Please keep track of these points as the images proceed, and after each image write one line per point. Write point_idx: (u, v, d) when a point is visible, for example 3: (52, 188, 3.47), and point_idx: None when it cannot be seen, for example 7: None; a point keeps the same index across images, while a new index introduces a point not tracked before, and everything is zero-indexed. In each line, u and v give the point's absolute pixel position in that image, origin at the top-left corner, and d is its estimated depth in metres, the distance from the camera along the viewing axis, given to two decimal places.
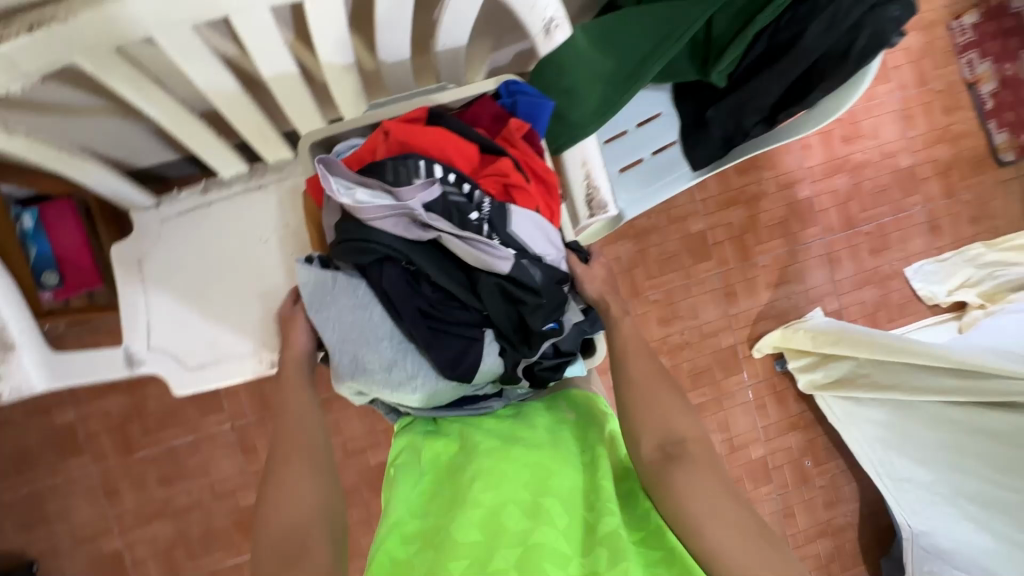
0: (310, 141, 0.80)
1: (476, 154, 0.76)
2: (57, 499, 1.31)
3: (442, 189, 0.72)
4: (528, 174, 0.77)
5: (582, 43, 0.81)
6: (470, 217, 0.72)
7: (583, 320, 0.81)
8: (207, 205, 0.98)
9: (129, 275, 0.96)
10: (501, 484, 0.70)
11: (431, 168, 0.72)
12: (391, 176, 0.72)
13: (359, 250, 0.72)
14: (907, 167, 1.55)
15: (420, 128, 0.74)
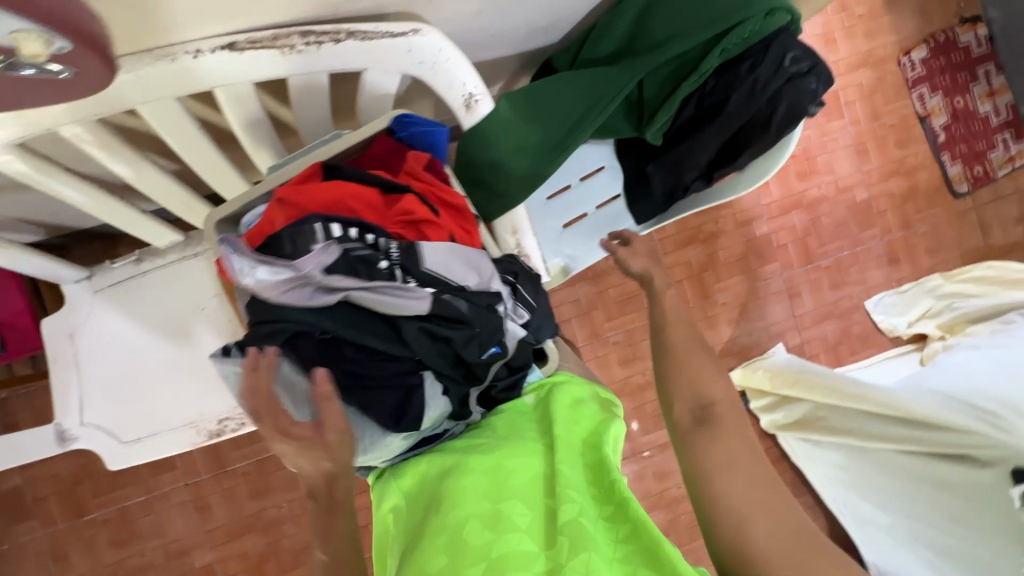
0: (216, 220, 0.71)
1: (381, 198, 0.70)
2: (2, 567, 1.27)
3: (344, 246, 0.65)
4: (436, 207, 0.72)
5: (506, 113, 0.80)
6: (380, 266, 0.67)
7: (523, 334, 0.78)
8: (142, 275, 0.96)
9: (61, 349, 0.93)
10: (465, 493, 0.69)
11: (330, 227, 0.66)
12: (288, 247, 0.65)
13: (267, 333, 0.65)
14: (863, 201, 1.56)
15: (314, 188, 0.67)
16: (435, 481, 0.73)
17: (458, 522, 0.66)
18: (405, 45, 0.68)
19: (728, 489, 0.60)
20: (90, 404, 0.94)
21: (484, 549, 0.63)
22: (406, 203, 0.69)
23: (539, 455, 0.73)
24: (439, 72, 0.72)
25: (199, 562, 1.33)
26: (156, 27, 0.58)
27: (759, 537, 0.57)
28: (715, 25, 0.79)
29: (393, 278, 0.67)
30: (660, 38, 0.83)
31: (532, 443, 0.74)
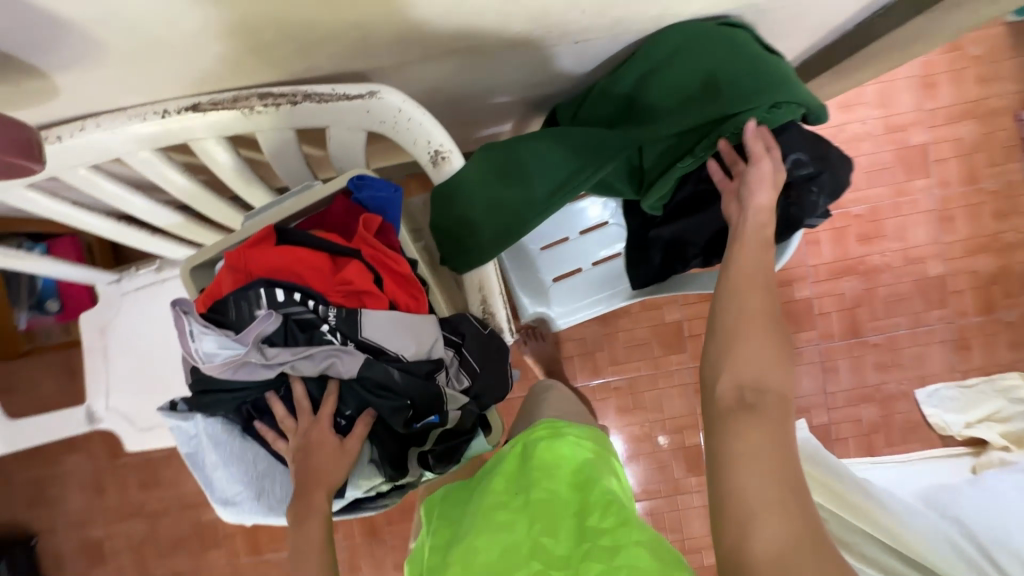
0: (189, 270, 0.71)
1: (328, 264, 0.65)
2: (56, 486, 1.51)
3: (283, 314, 0.61)
4: (383, 269, 0.66)
5: (482, 170, 0.76)
6: (322, 331, 0.62)
7: (470, 402, 0.68)
8: (161, 283, 1.04)
9: (95, 342, 1.06)
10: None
11: (270, 292, 0.61)
12: (232, 314, 0.61)
13: (205, 405, 0.61)
14: (936, 276, 1.35)
15: (261, 252, 0.63)
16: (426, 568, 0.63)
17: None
18: (364, 107, 0.67)
19: (740, 477, 0.47)
20: (113, 391, 1.06)
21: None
22: (349, 273, 0.64)
23: (517, 511, 0.60)
24: (402, 131, 0.70)
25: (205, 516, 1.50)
26: (123, 92, 0.61)
27: (764, 540, 0.43)
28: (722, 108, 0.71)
29: (334, 342, 0.62)
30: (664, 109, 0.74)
31: (511, 497, 0.62)
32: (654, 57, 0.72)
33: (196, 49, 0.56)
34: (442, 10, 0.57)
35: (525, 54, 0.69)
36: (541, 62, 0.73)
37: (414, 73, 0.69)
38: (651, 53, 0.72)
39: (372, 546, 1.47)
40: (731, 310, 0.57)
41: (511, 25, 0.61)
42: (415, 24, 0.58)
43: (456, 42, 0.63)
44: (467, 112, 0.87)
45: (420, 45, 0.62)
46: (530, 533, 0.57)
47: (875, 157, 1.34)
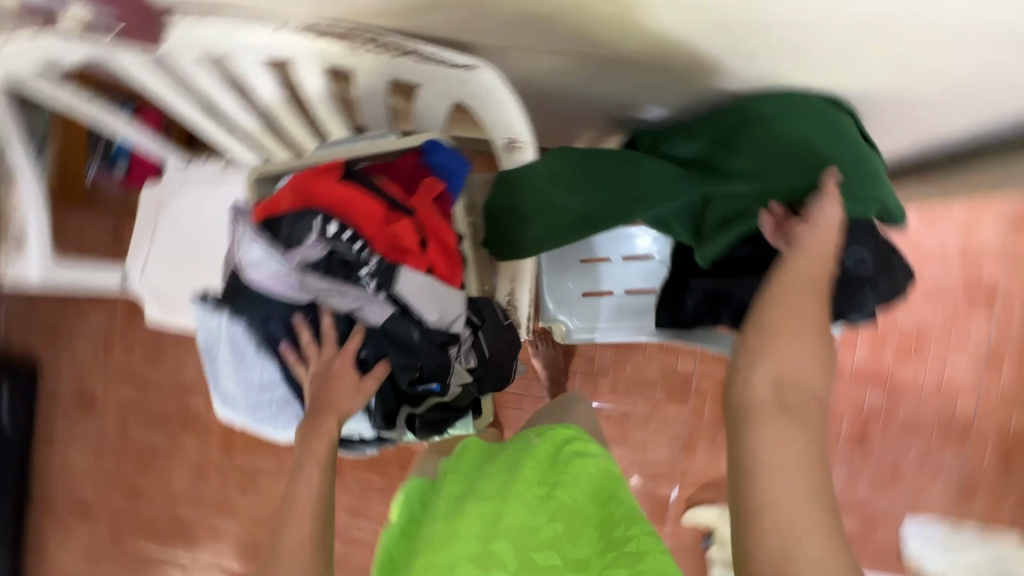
0: (253, 178, 0.74)
1: (381, 213, 0.66)
2: (73, 331, 1.61)
3: (331, 246, 0.63)
4: (432, 232, 0.68)
5: (554, 167, 0.77)
6: (359, 273, 0.64)
7: (472, 381, 0.71)
8: (221, 181, 1.08)
9: (148, 216, 1.12)
10: (453, 538, 0.55)
11: (326, 225, 0.63)
12: (283, 234, 0.63)
13: (233, 307, 0.64)
14: (963, 415, 1.31)
15: (327, 185, 0.66)
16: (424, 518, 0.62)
17: (444, 566, 0.53)
18: (460, 78, 0.69)
19: (784, 493, 0.46)
20: (150, 264, 1.12)
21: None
22: (401, 227, 0.66)
23: (539, 500, 0.59)
24: (488, 110, 0.72)
25: (194, 402, 1.58)
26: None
27: (809, 564, 0.43)
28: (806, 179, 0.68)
29: (369, 287, 0.64)
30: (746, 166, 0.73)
31: (536, 482, 0.61)
32: (749, 113, 0.72)
33: None
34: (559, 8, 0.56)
35: (626, 73, 0.70)
36: (639, 86, 0.73)
37: (517, 58, 0.71)
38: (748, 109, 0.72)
39: None
40: (777, 303, 0.52)
41: (622, 47, 0.62)
42: (535, 18, 0.59)
43: (566, 43, 0.64)
44: (553, 110, 0.88)
45: (529, 35, 0.64)
46: (552, 526, 0.57)
47: (940, 279, 1.30)
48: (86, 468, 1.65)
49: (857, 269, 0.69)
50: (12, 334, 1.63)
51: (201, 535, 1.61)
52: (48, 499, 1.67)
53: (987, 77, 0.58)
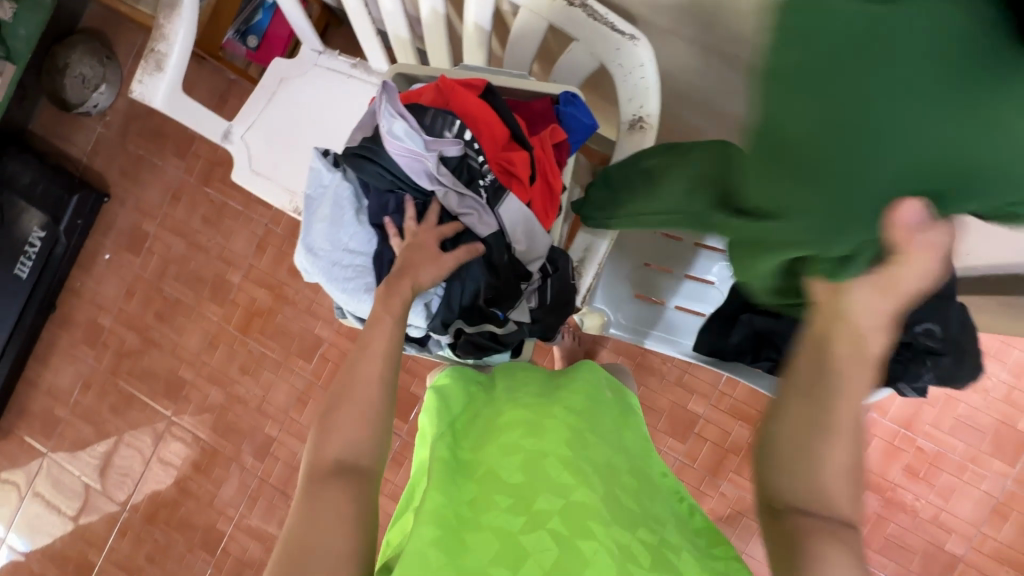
0: (394, 73, 0.80)
1: (507, 138, 0.71)
2: (148, 172, 1.70)
3: (465, 151, 0.69)
4: (543, 174, 0.73)
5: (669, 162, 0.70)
6: (477, 184, 0.69)
7: (528, 324, 0.75)
8: (347, 76, 1.15)
9: (267, 84, 1.18)
10: (544, 434, 0.58)
11: (464, 130, 0.69)
12: (426, 122, 0.69)
13: (357, 165, 0.69)
14: (950, 553, 1.29)
15: (471, 96, 0.70)
16: (503, 408, 0.64)
17: (536, 456, 0.56)
18: (617, 45, 0.73)
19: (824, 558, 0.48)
20: (255, 129, 1.17)
21: (556, 499, 0.52)
22: (519, 155, 0.70)
23: (620, 449, 0.63)
24: (628, 84, 0.76)
25: (232, 274, 1.65)
26: None
27: None
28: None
29: (478, 197, 0.69)
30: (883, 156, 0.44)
31: (615, 431, 0.66)
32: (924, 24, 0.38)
33: None
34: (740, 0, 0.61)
35: None
36: None
37: (672, 49, 0.78)
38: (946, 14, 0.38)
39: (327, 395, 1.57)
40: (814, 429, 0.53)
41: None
42: (708, 9, 0.66)
43: (728, 43, 0.70)
44: (675, 111, 0.94)
45: (698, 22, 0.69)
46: (630, 473, 0.61)
47: (974, 414, 1.29)
48: (113, 299, 1.72)
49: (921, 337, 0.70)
50: (96, 155, 1.73)
51: (190, 398, 1.67)
52: (69, 314, 1.75)
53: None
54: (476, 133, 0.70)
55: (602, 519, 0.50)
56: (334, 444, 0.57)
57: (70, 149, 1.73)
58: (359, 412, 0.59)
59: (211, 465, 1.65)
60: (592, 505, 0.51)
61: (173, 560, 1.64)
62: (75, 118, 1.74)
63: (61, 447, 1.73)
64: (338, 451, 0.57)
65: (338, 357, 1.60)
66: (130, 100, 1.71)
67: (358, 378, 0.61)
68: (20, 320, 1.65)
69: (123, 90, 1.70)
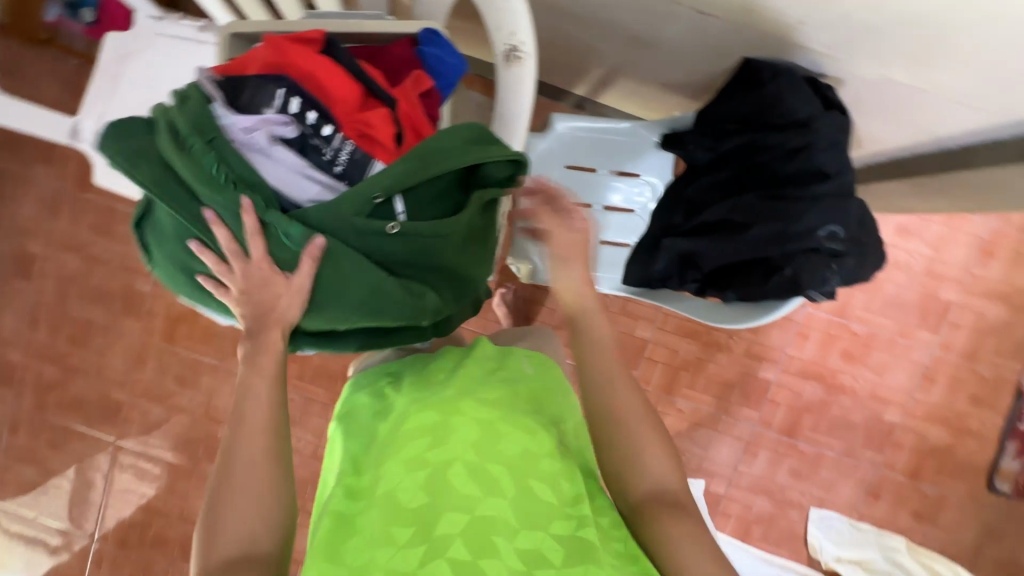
0: (228, 34, 0.69)
1: (362, 97, 0.63)
2: (15, 186, 1.51)
3: (303, 130, 0.60)
4: (406, 131, 0.64)
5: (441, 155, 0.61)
6: (328, 159, 0.60)
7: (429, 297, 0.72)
8: (199, 42, 1.00)
9: (107, 66, 1.01)
10: (448, 439, 0.57)
11: (293, 98, 0.60)
12: (247, 95, 0.60)
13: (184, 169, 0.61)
14: (888, 422, 1.38)
15: (303, 58, 0.61)
16: (408, 414, 0.60)
17: (439, 466, 0.55)
18: None
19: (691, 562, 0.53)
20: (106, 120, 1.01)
21: (459, 518, 0.52)
22: (376, 115, 0.62)
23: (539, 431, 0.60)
24: (493, 9, 0.68)
25: (143, 283, 1.53)
26: None
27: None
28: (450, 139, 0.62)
29: (343, 187, 0.60)
30: (400, 204, 0.60)
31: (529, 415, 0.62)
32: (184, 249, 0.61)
33: None
34: None
35: None
36: (655, 15, 0.71)
37: None
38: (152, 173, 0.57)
39: None
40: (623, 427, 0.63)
41: None
42: None
43: None
44: (562, 31, 0.86)
45: None
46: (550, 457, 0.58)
47: (901, 291, 1.34)
48: (17, 332, 1.57)
49: (829, 244, 0.72)
50: None
51: (131, 419, 1.58)
52: None
53: (998, 47, 0.56)
54: (319, 106, 0.61)
55: (507, 532, 0.51)
56: (223, 532, 0.54)
57: None
58: (254, 493, 0.56)
59: (172, 480, 1.60)
60: (498, 516, 0.52)
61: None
62: None
63: (5, 494, 1.63)
64: (232, 545, 0.53)
65: None
66: None
67: (249, 455, 0.57)
68: None
69: None
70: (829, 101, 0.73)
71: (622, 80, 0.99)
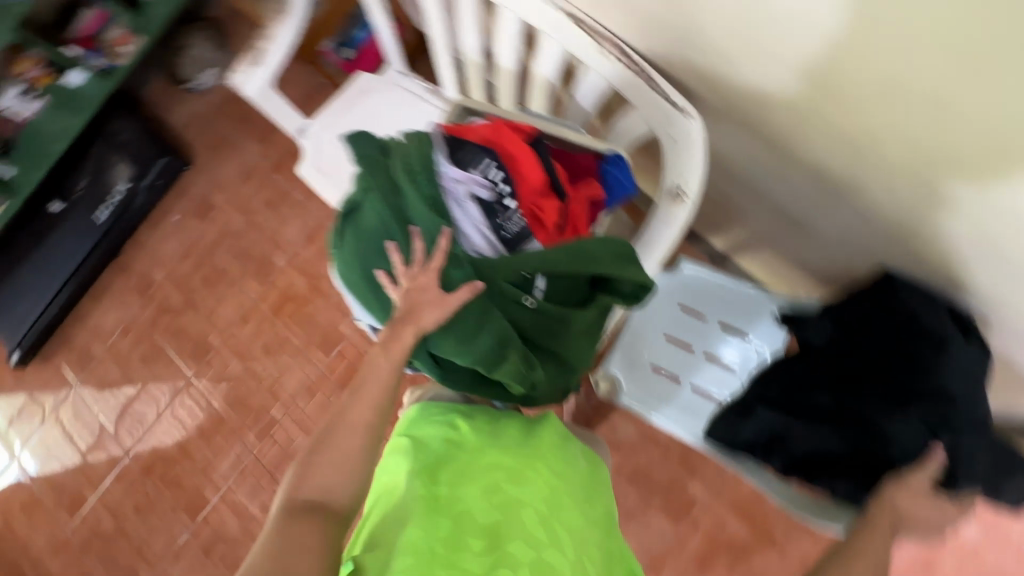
0: (460, 106, 0.86)
1: (544, 186, 0.73)
2: (230, 151, 1.85)
3: (493, 195, 0.70)
4: (567, 225, 0.74)
5: (592, 258, 0.70)
6: (498, 223, 0.70)
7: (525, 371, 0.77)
8: (422, 99, 1.21)
9: (349, 94, 1.26)
10: (525, 486, 0.62)
11: (492, 169, 0.72)
12: (460, 153, 0.72)
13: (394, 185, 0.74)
14: None
15: (512, 142, 0.74)
16: (488, 455, 0.64)
17: (515, 504, 0.60)
18: (672, 117, 0.75)
19: None
20: (330, 131, 1.25)
21: (525, 557, 0.56)
22: (550, 205, 0.72)
23: (594, 513, 0.65)
24: (675, 155, 0.78)
25: (279, 257, 1.74)
26: None
27: None
28: (604, 246, 0.71)
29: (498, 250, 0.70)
30: (540, 282, 0.69)
31: (589, 496, 0.66)
32: (371, 234, 0.70)
33: None
34: (794, 96, 0.63)
35: (813, 188, 0.75)
36: (819, 206, 0.77)
37: (726, 131, 0.78)
38: (379, 173, 0.71)
39: (335, 391, 1.63)
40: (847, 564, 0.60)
41: (826, 158, 0.68)
42: (756, 105, 0.69)
43: (779, 134, 0.70)
44: (723, 189, 0.94)
45: (752, 111, 0.70)
46: (600, 543, 0.62)
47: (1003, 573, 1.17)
48: (170, 258, 1.85)
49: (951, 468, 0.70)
50: (190, 127, 1.90)
51: (211, 364, 1.75)
52: (129, 262, 1.89)
53: None
54: (510, 181, 0.72)
55: None
56: (309, 483, 0.58)
57: (168, 117, 1.92)
58: (344, 457, 0.60)
59: (214, 431, 1.71)
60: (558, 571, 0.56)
61: (159, 512, 1.71)
62: (181, 93, 1.92)
63: (90, 383, 1.85)
64: (315, 492, 0.57)
65: (353, 356, 1.64)
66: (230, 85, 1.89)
67: (353, 420, 0.62)
68: (83, 263, 1.81)
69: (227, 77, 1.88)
70: (970, 331, 0.73)
71: (761, 247, 1.05)
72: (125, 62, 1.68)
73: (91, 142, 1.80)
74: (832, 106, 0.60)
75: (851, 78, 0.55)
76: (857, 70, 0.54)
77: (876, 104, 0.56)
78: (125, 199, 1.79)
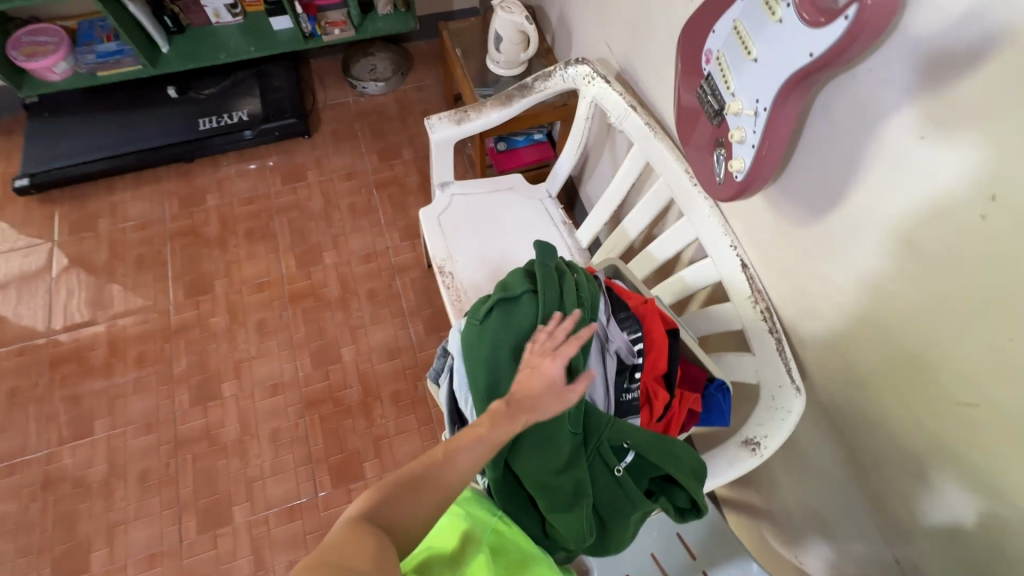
0: (610, 264, 0.98)
1: (664, 377, 0.81)
2: (349, 148, 1.93)
3: (628, 362, 0.79)
4: (666, 418, 0.80)
5: (679, 462, 0.74)
6: (618, 386, 0.78)
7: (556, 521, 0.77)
8: (555, 226, 1.34)
9: (499, 183, 1.39)
10: None
11: (636, 341, 0.80)
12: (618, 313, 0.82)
13: None
14: None
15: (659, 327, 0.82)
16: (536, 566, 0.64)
17: None
18: (779, 381, 0.84)
19: None
20: (465, 197, 1.36)
21: None
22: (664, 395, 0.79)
23: None
24: (765, 413, 0.86)
25: (329, 255, 1.74)
26: (739, 222, 0.92)
27: None
28: (689, 458, 0.75)
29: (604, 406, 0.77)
30: (627, 457, 0.73)
31: None
32: (509, 325, 0.75)
33: (775, 248, 0.85)
34: (868, 403, 0.74)
35: (867, 514, 0.81)
36: (857, 525, 0.84)
37: (811, 415, 0.87)
38: (547, 284, 0.77)
39: (294, 404, 1.52)
40: None
41: (879, 477, 0.76)
42: (851, 415, 0.78)
43: (849, 439, 0.80)
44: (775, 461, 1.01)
45: (835, 403, 0.81)
46: None
47: None
48: (231, 192, 1.84)
49: None
50: (330, 110, 2.01)
51: (198, 305, 1.65)
52: (192, 172, 1.86)
53: None
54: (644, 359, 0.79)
55: None
56: (387, 512, 0.52)
57: (318, 91, 2.04)
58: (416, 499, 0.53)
59: (151, 368, 1.56)
60: None
61: (32, 412, 1.49)
62: (341, 82, 2.07)
63: (71, 247, 1.72)
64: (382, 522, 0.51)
65: (334, 383, 1.55)
66: (386, 102, 2.04)
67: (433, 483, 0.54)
68: (162, 148, 1.80)
69: (388, 96, 2.04)
70: None
71: (766, 521, 1.10)
72: (327, 38, 1.84)
73: (245, 68, 1.94)
74: (938, 482, 0.67)
75: (930, 415, 0.65)
76: (978, 476, 0.61)
77: (980, 511, 0.62)
78: (240, 124, 1.85)
